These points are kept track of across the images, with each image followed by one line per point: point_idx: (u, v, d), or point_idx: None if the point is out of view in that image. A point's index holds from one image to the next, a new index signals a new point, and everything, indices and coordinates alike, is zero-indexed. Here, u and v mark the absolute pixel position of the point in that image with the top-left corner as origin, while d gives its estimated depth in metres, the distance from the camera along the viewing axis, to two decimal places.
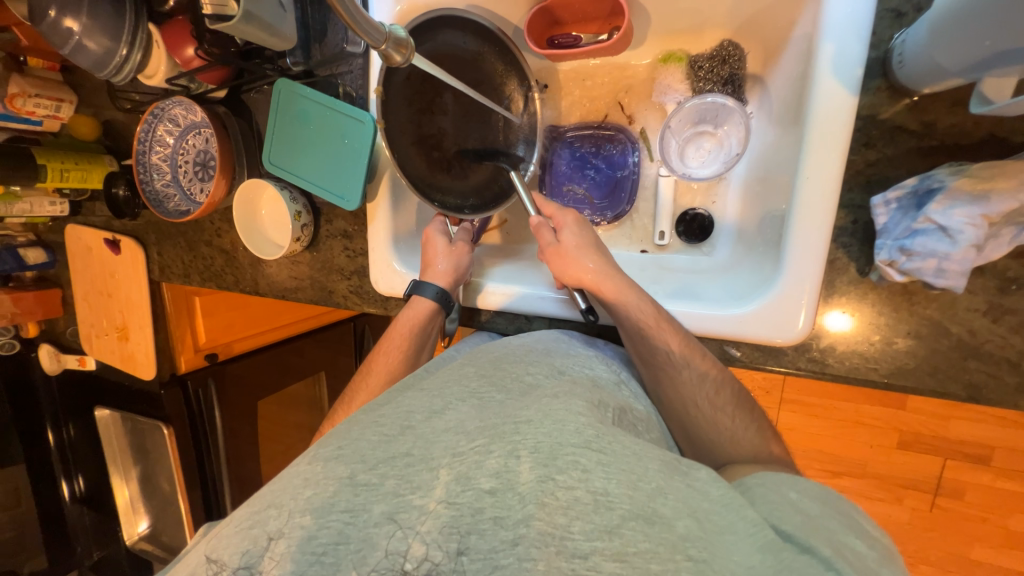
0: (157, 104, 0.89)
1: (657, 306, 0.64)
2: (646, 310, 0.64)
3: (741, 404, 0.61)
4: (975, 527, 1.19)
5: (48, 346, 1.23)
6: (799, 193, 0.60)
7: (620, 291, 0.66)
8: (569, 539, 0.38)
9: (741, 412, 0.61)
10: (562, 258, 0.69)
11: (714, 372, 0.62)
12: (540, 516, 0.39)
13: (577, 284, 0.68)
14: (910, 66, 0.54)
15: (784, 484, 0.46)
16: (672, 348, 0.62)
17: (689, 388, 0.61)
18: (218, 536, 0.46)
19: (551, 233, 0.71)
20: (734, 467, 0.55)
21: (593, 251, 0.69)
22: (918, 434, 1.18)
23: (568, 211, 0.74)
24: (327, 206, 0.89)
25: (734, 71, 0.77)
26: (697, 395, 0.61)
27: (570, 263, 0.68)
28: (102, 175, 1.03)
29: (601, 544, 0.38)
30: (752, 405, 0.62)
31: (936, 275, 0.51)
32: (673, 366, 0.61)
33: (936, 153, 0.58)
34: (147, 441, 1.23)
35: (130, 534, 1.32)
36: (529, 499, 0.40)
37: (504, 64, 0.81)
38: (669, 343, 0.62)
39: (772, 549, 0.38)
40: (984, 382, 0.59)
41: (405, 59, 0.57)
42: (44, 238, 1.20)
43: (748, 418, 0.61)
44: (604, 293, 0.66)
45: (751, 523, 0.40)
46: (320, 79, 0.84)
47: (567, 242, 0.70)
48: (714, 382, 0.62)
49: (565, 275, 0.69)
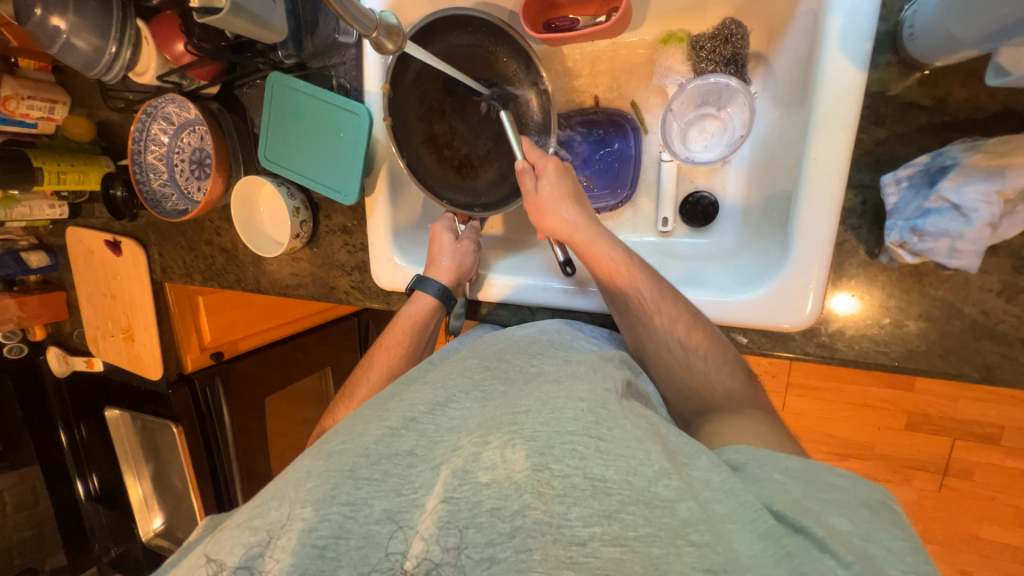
0: (149, 103, 0.88)
1: (631, 253, 0.64)
2: (619, 256, 0.64)
3: (718, 345, 0.60)
4: (984, 506, 1.19)
5: (55, 348, 1.23)
6: (807, 175, 0.58)
7: (593, 238, 0.66)
8: (566, 527, 0.38)
9: (715, 355, 0.60)
10: (538, 209, 0.70)
11: (688, 314, 0.61)
12: (536, 505, 0.39)
13: (552, 233, 0.70)
14: (922, 40, 0.52)
15: (789, 461, 0.44)
16: (642, 294, 0.62)
17: (661, 333, 0.61)
18: (217, 536, 0.46)
19: (531, 180, 0.71)
20: (712, 418, 0.56)
21: (566, 198, 0.69)
22: (926, 414, 1.17)
23: (550, 157, 0.72)
24: (325, 202, 0.88)
25: (737, 50, 0.75)
26: (671, 340, 0.61)
27: (547, 211, 0.69)
28: (99, 177, 1.02)
29: (599, 530, 0.38)
30: (729, 347, 0.61)
31: (949, 256, 0.50)
32: (644, 312, 0.62)
33: (949, 129, 0.56)
34: (157, 440, 1.24)
35: (147, 531, 1.34)
36: (525, 489, 0.40)
37: (520, 65, 0.80)
38: (640, 289, 0.62)
39: (773, 535, 0.36)
40: (999, 363, 0.57)
41: (397, 47, 0.56)
42: (45, 241, 1.20)
43: (725, 359, 0.60)
44: (577, 240, 0.67)
45: (751, 509, 0.37)
46: (313, 72, 0.82)
47: (544, 191, 0.70)
48: (687, 323, 0.60)
49: (542, 223, 0.70)
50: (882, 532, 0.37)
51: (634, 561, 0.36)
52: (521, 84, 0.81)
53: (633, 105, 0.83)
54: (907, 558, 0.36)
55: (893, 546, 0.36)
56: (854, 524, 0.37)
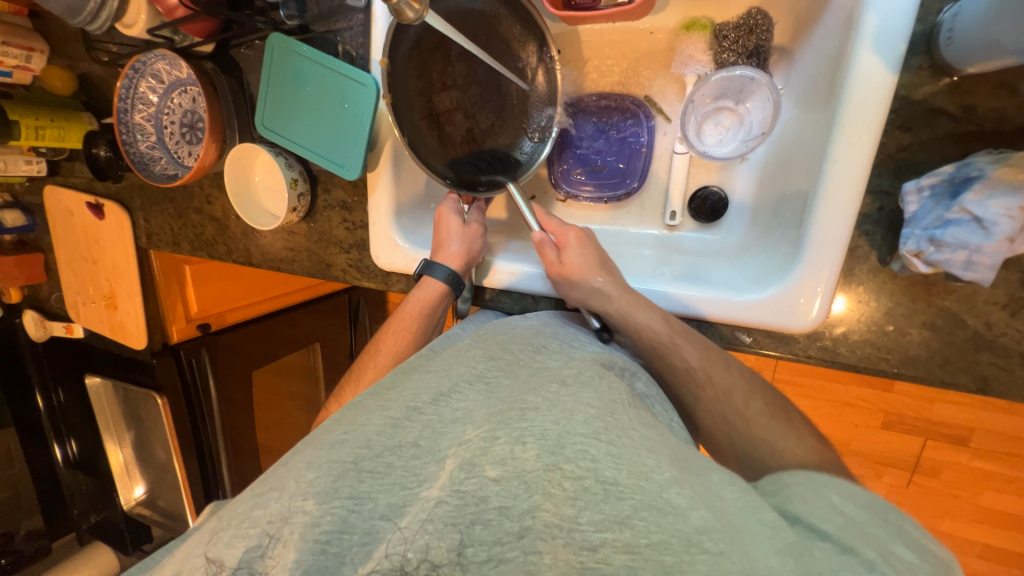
0: (137, 58, 0.83)
1: (669, 322, 0.62)
2: (658, 327, 0.62)
3: (779, 414, 0.58)
4: (948, 502, 1.24)
5: (32, 312, 1.19)
6: (827, 177, 0.58)
7: (628, 313, 0.64)
8: (577, 531, 0.38)
9: (781, 423, 0.57)
10: (568, 282, 0.67)
11: (741, 384, 0.60)
12: (547, 507, 0.39)
13: (586, 307, 0.67)
14: (959, 45, 0.51)
15: (827, 487, 0.44)
16: (691, 365, 0.60)
17: (717, 403, 0.59)
18: (217, 534, 0.44)
19: (555, 251, 0.68)
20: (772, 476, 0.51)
21: (596, 269, 0.67)
22: (902, 414, 1.21)
23: (570, 227, 0.70)
24: (324, 174, 0.85)
25: (760, 43, 0.73)
26: (728, 411, 0.58)
27: (577, 285, 0.66)
28: (80, 134, 0.96)
29: (610, 536, 0.37)
30: (794, 417, 0.58)
31: (964, 268, 0.50)
32: (696, 383, 0.60)
33: (973, 139, 0.56)
34: (140, 410, 1.21)
35: (128, 500, 1.32)
36: (535, 489, 0.40)
37: (522, 26, 0.76)
38: (687, 358, 0.60)
39: (795, 552, 0.36)
40: (996, 374, 0.58)
41: (417, 16, 0.55)
42: (22, 199, 1.14)
43: (788, 425, 0.57)
44: (614, 316, 0.65)
45: (769, 527, 0.38)
46: (316, 36, 0.78)
47: (569, 262, 0.67)
48: (744, 394, 0.59)
49: (573, 296, 0.67)
50: (892, 549, 0.37)
51: (646, 565, 0.36)
52: (524, 52, 0.77)
53: (628, 90, 0.82)
54: None
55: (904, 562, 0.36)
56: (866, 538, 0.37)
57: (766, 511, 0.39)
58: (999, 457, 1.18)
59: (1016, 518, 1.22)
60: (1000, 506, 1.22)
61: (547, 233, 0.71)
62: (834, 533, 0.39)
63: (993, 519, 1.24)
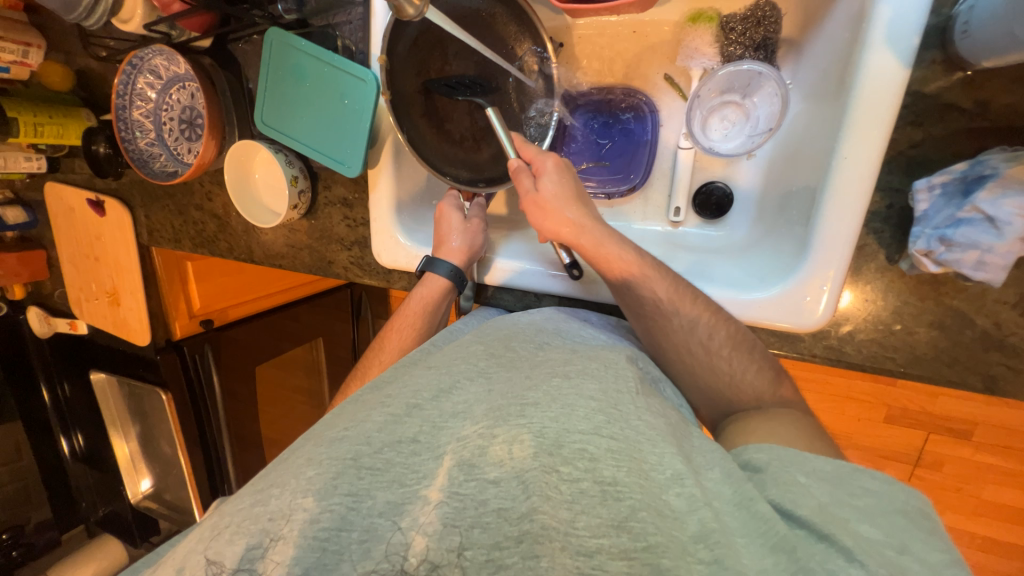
0: (134, 53, 0.82)
1: (642, 252, 0.62)
2: (629, 258, 0.62)
3: (742, 346, 0.58)
4: (948, 496, 1.25)
5: (36, 308, 1.19)
6: (836, 173, 0.57)
7: (599, 243, 0.63)
8: (574, 536, 0.37)
9: (742, 356, 0.58)
10: (541, 209, 0.66)
11: (707, 315, 0.59)
12: (544, 510, 0.39)
13: (557, 237, 0.66)
14: (974, 38, 0.50)
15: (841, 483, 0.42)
16: (658, 296, 0.59)
17: (681, 335, 0.59)
18: (219, 532, 0.44)
19: (530, 180, 0.67)
20: (738, 420, 0.54)
21: (571, 201, 0.66)
22: (905, 408, 1.20)
23: (548, 155, 0.69)
24: (325, 171, 0.84)
25: (768, 35, 0.71)
26: (691, 344, 0.59)
27: (550, 214, 0.65)
28: (79, 131, 0.96)
29: (606, 542, 0.37)
30: (755, 347, 0.59)
31: (975, 267, 0.50)
32: (662, 314, 0.59)
33: (987, 135, 0.55)
34: (145, 405, 1.22)
35: (135, 492, 1.34)
36: (533, 490, 0.40)
37: (517, 24, 0.74)
38: (655, 290, 0.60)
39: (786, 549, 0.35)
40: (1003, 374, 0.58)
41: (416, 12, 0.56)
42: (23, 195, 1.14)
43: (750, 360, 0.58)
44: (583, 247, 0.64)
45: (762, 521, 0.37)
46: (315, 30, 0.77)
47: (545, 191, 0.66)
48: (709, 324, 0.59)
49: (544, 226, 0.67)
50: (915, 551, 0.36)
51: (642, 570, 0.35)
52: (519, 47, 0.76)
53: (631, 84, 0.80)
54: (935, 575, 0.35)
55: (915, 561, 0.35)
56: (883, 537, 0.36)
57: (761, 504, 0.37)
58: (1002, 451, 1.18)
59: (1017, 511, 1.22)
60: (1001, 499, 1.22)
61: (523, 161, 0.69)
62: (815, 520, 0.37)
63: (994, 512, 1.24)
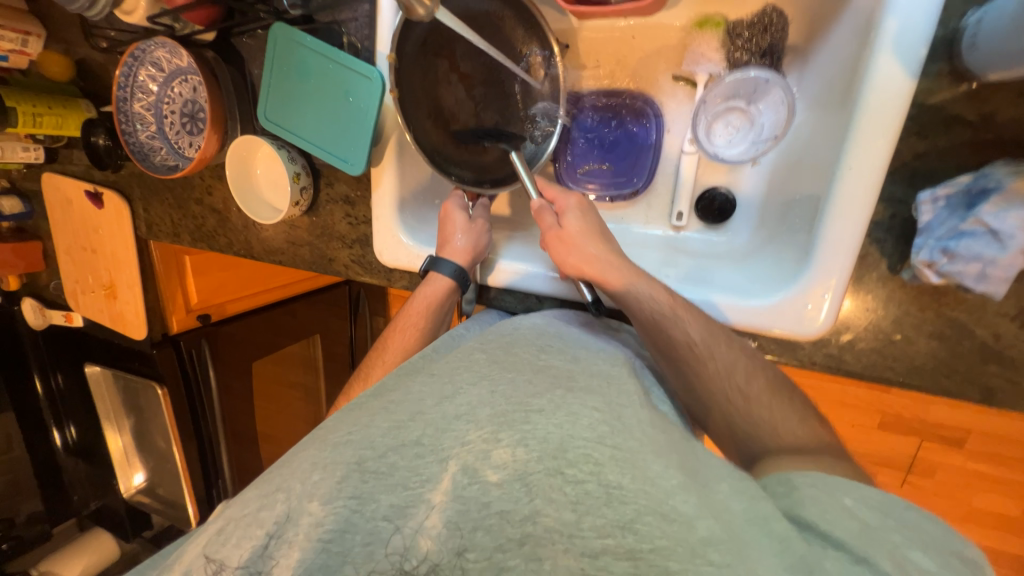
0: (136, 45, 0.81)
1: (671, 291, 0.62)
2: (660, 298, 0.61)
3: (780, 392, 0.57)
4: (940, 502, 1.26)
5: (31, 299, 1.18)
6: (840, 182, 0.57)
7: (627, 279, 0.62)
8: (578, 537, 0.37)
9: (781, 402, 0.56)
10: (564, 243, 0.66)
11: (743, 361, 0.58)
12: (547, 512, 0.38)
13: (578, 273, 0.65)
14: (982, 52, 0.50)
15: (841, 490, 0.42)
16: (691, 338, 0.58)
17: (719, 381, 0.57)
18: (224, 531, 0.45)
19: (553, 216, 0.68)
20: (773, 464, 0.50)
21: (596, 236, 0.67)
22: (900, 415, 1.21)
23: (570, 194, 0.71)
24: (327, 168, 0.84)
25: (774, 42, 0.71)
26: (729, 390, 0.57)
27: (572, 249, 0.66)
28: (79, 122, 0.95)
29: (611, 543, 0.36)
30: (794, 395, 0.57)
31: (977, 279, 0.50)
32: (697, 357, 0.58)
33: (990, 148, 0.55)
34: (140, 399, 1.20)
35: (128, 488, 1.33)
36: (535, 492, 0.39)
37: (524, 28, 0.74)
38: (689, 332, 0.58)
39: (800, 565, 0.34)
40: (1001, 386, 0.58)
41: (427, 12, 0.57)
42: (20, 185, 1.13)
43: (789, 406, 0.56)
44: (608, 281, 0.63)
45: (773, 535, 0.36)
46: (321, 26, 0.77)
47: (570, 226, 0.67)
48: (745, 370, 0.57)
49: (565, 262, 0.66)
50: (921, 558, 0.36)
51: (648, 572, 0.35)
52: (526, 48, 0.75)
53: (636, 88, 0.80)
54: None
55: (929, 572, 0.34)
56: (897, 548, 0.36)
57: (778, 523, 0.38)
58: (994, 459, 1.19)
59: (1008, 519, 1.23)
60: (992, 507, 1.23)
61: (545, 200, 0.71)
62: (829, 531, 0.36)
63: (986, 519, 1.25)
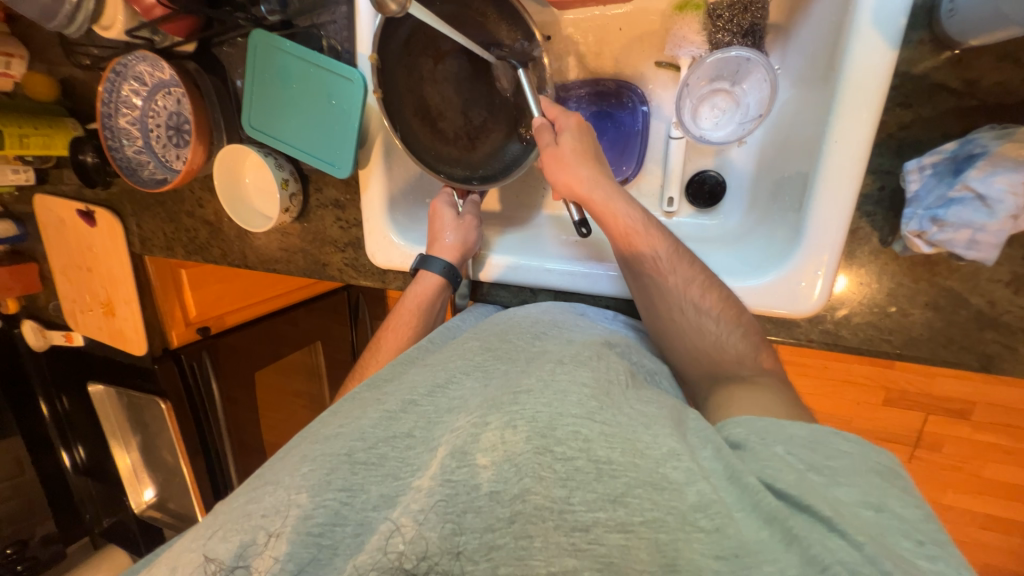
0: (117, 61, 0.81)
1: (648, 214, 0.63)
2: (637, 217, 0.62)
3: (732, 309, 0.58)
4: (949, 475, 1.26)
5: (30, 322, 1.18)
6: (827, 156, 0.56)
7: (609, 199, 0.63)
8: (568, 512, 0.37)
9: (730, 317, 0.58)
10: (558, 160, 0.64)
11: (703, 277, 0.60)
12: (536, 490, 0.38)
13: (569, 190, 0.65)
14: (961, 18, 0.50)
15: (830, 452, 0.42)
16: (659, 254, 0.60)
17: (676, 293, 0.59)
18: (213, 530, 0.44)
19: (551, 134, 0.66)
20: (727, 389, 0.52)
21: (589, 159, 0.65)
22: (903, 390, 1.20)
23: (571, 114, 0.68)
24: (316, 173, 0.84)
25: (755, 21, 0.71)
26: (684, 301, 0.59)
27: (567, 168, 0.64)
28: (66, 141, 0.94)
29: (603, 516, 0.36)
30: (744, 312, 0.59)
31: (967, 247, 0.50)
32: (659, 273, 0.60)
33: (976, 114, 0.55)
34: (145, 416, 1.21)
35: (138, 503, 1.33)
36: (525, 472, 0.38)
37: (509, 22, 0.73)
38: (658, 248, 0.61)
39: (782, 520, 0.35)
40: (999, 353, 0.58)
41: (399, 8, 0.58)
42: (12, 209, 1.13)
43: (736, 323, 0.58)
44: (593, 203, 0.64)
45: (758, 492, 0.36)
46: (300, 30, 0.76)
47: (564, 146, 0.65)
48: (703, 285, 0.59)
49: (558, 178, 0.66)
50: (915, 520, 0.35)
51: (641, 544, 0.35)
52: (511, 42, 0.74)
53: (620, 76, 0.80)
54: (937, 540, 0.34)
55: (924, 530, 0.35)
56: (890, 510, 0.36)
57: (755, 477, 0.37)
58: (999, 429, 1.19)
59: (1017, 488, 1.23)
60: (1000, 476, 1.23)
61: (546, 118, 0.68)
62: (818, 493, 0.36)
63: (995, 490, 1.25)
